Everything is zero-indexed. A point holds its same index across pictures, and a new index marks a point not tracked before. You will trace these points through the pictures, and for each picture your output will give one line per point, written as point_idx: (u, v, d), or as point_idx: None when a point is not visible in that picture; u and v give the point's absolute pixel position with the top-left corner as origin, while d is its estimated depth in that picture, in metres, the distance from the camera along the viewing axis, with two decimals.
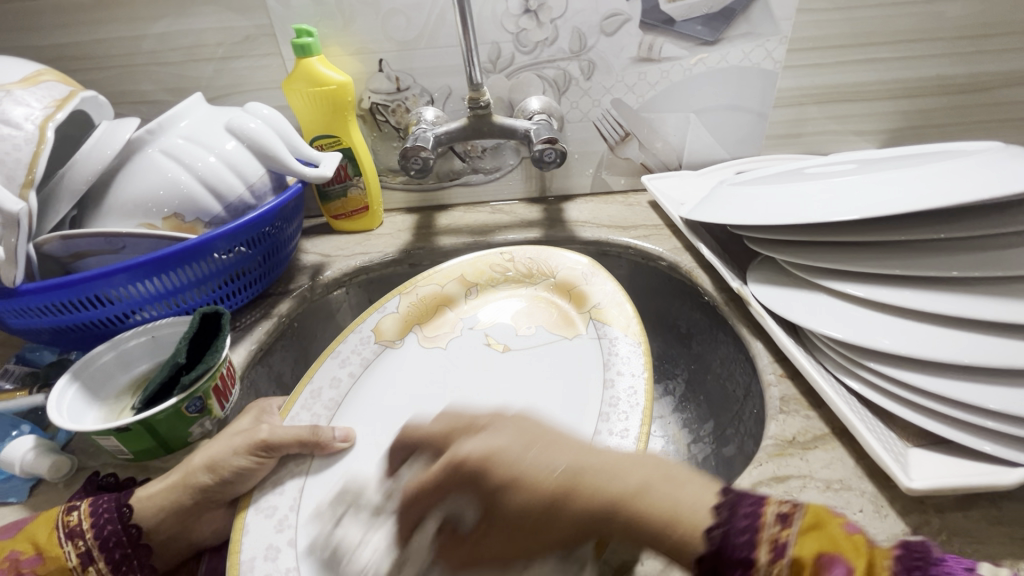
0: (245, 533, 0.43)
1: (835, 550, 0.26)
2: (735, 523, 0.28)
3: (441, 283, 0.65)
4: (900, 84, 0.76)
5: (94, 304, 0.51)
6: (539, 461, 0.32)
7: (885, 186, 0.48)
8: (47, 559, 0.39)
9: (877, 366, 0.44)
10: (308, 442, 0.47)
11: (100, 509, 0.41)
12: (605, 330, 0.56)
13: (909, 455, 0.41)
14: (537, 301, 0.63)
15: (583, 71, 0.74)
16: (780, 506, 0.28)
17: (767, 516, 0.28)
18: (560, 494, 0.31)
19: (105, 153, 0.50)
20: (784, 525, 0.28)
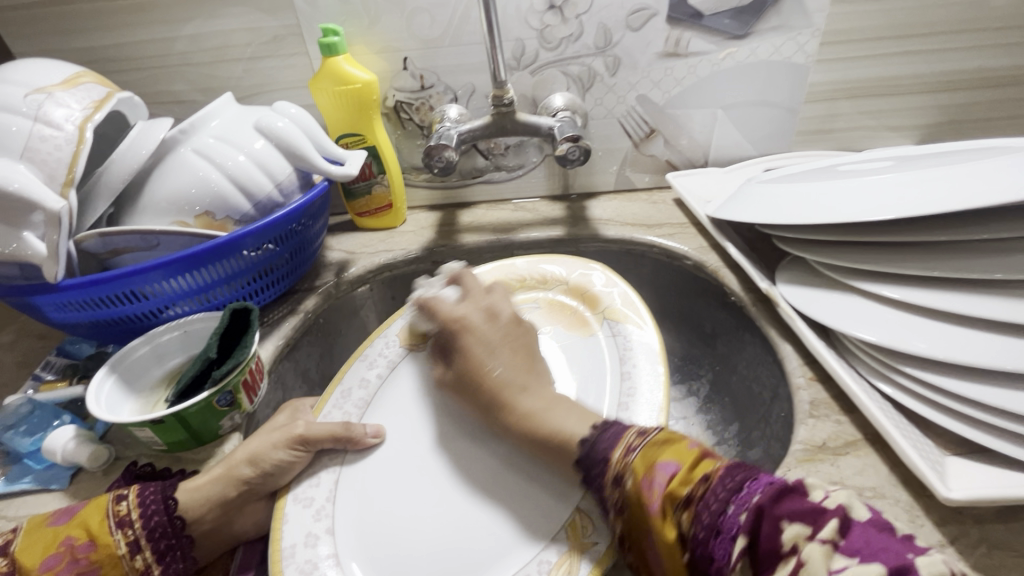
0: (285, 523, 0.44)
1: (667, 457, 0.36)
2: (602, 438, 0.40)
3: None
4: (940, 77, 0.73)
5: (131, 299, 0.53)
6: (494, 360, 0.48)
7: (924, 185, 0.46)
8: (98, 546, 0.40)
9: (914, 371, 0.42)
10: (341, 438, 0.48)
11: (148, 500, 0.42)
12: (619, 328, 0.58)
13: (946, 464, 0.39)
14: (553, 304, 0.64)
15: (608, 67, 0.73)
16: (642, 428, 0.40)
17: (630, 431, 0.40)
18: (508, 380, 0.47)
19: (140, 152, 0.51)
20: (639, 436, 0.39)
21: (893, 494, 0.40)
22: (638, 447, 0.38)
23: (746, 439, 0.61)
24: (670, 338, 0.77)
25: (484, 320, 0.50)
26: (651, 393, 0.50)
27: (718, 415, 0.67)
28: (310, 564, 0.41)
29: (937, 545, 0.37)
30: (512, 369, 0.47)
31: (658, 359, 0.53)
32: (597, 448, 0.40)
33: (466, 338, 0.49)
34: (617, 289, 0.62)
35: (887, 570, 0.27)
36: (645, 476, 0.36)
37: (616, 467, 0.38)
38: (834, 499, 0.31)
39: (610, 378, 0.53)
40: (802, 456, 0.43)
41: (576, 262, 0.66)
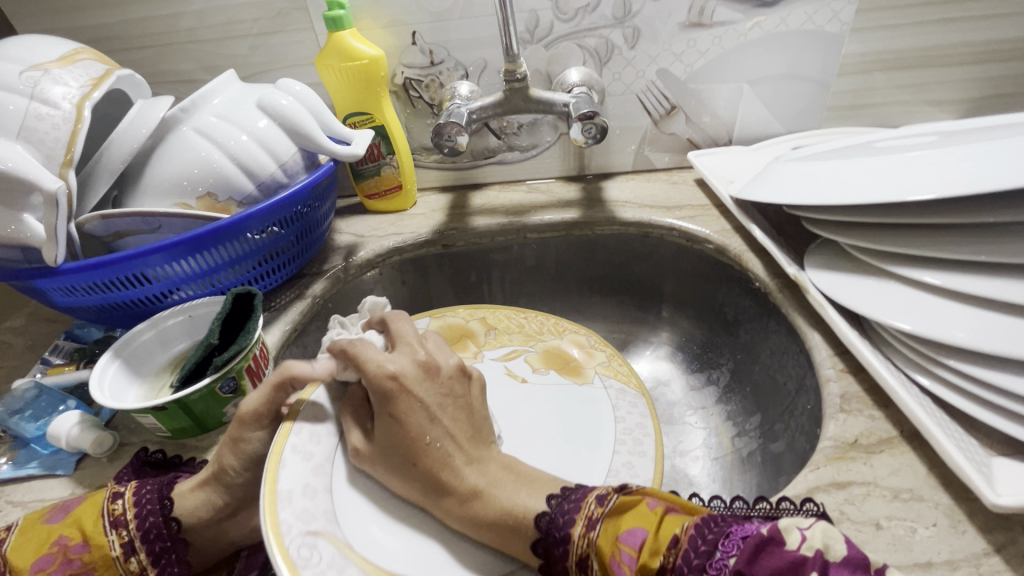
0: (281, 467, 0.41)
1: (630, 525, 0.35)
2: (560, 510, 0.38)
3: (465, 317, 0.65)
4: (988, 46, 0.68)
5: (136, 283, 0.52)
6: (434, 423, 0.42)
7: (973, 161, 0.42)
8: (92, 547, 0.39)
9: (957, 364, 0.39)
10: (281, 385, 0.44)
11: (144, 498, 0.41)
12: (612, 381, 0.57)
13: (992, 465, 0.36)
14: (550, 351, 0.62)
15: (627, 39, 0.69)
16: (601, 492, 0.38)
17: (590, 499, 0.38)
18: (450, 449, 0.42)
19: (140, 132, 0.50)
20: (598, 506, 0.37)
21: (931, 497, 0.37)
22: (599, 521, 0.36)
23: (768, 432, 0.58)
24: (689, 325, 0.74)
25: (422, 377, 0.44)
26: (644, 429, 0.51)
27: (738, 405, 0.64)
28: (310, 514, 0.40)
29: (980, 554, 0.34)
30: (455, 436, 0.43)
31: (647, 412, 0.53)
32: (556, 523, 0.37)
33: (403, 396, 0.42)
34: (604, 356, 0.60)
35: None
36: (612, 557, 0.35)
37: (581, 546, 0.36)
38: (810, 544, 0.30)
39: (608, 420, 0.53)
40: (831, 453, 0.40)
41: (573, 329, 0.63)
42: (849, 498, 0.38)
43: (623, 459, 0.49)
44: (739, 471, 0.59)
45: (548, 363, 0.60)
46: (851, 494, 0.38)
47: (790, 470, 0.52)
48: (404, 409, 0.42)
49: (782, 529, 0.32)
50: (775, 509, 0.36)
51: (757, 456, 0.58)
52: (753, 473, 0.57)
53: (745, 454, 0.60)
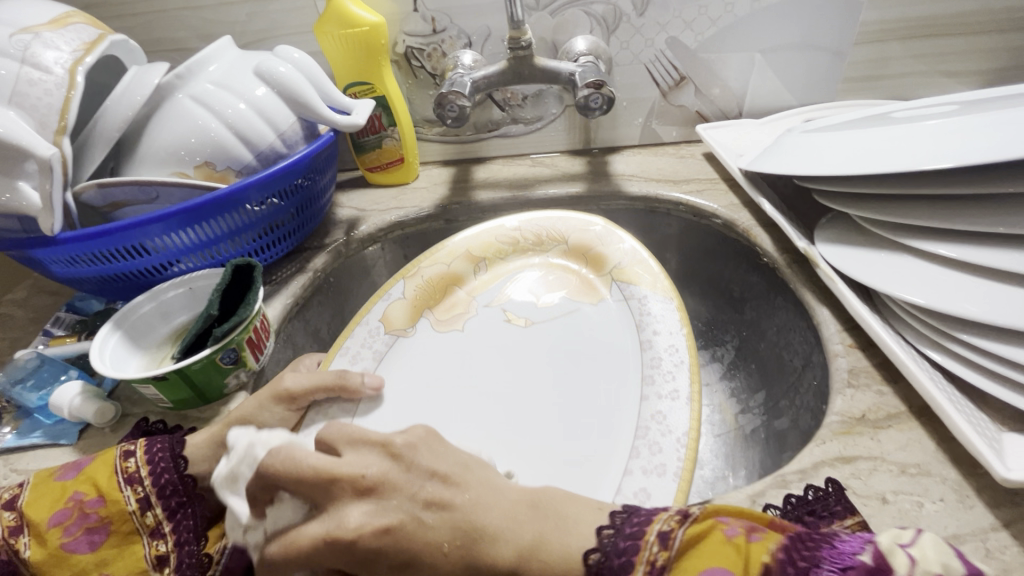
0: None
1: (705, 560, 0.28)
2: (615, 550, 0.30)
3: (449, 262, 0.62)
4: (1012, 13, 0.65)
5: (135, 254, 0.51)
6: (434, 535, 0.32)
7: (995, 128, 0.40)
8: (108, 502, 0.39)
9: (969, 339, 0.38)
10: (334, 388, 0.47)
11: (156, 456, 0.41)
12: (631, 291, 0.55)
13: (1003, 441, 0.35)
14: (552, 269, 0.61)
15: (636, 5, 0.66)
16: (664, 525, 0.30)
17: (649, 536, 0.30)
18: (468, 543, 0.31)
19: (134, 99, 0.49)
20: (662, 547, 0.29)
21: (939, 472, 0.37)
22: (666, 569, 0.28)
23: (772, 409, 0.58)
24: (694, 302, 0.74)
25: (379, 506, 0.34)
26: (675, 354, 0.48)
27: (743, 383, 0.64)
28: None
29: (988, 528, 0.33)
30: (465, 525, 0.32)
31: (678, 320, 0.51)
32: (610, 565, 0.30)
33: (380, 539, 0.32)
34: (624, 246, 0.58)
35: None
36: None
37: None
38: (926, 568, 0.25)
39: (631, 349, 0.50)
40: (838, 429, 0.40)
41: (579, 218, 0.62)
42: (855, 472, 0.37)
43: (652, 408, 0.45)
44: (743, 447, 0.59)
45: (554, 288, 0.59)
46: (857, 469, 0.37)
47: (794, 447, 0.52)
48: (397, 548, 0.32)
49: (885, 551, 0.26)
50: (807, 502, 0.35)
51: (760, 434, 0.58)
52: (757, 449, 0.57)
53: (749, 431, 0.60)
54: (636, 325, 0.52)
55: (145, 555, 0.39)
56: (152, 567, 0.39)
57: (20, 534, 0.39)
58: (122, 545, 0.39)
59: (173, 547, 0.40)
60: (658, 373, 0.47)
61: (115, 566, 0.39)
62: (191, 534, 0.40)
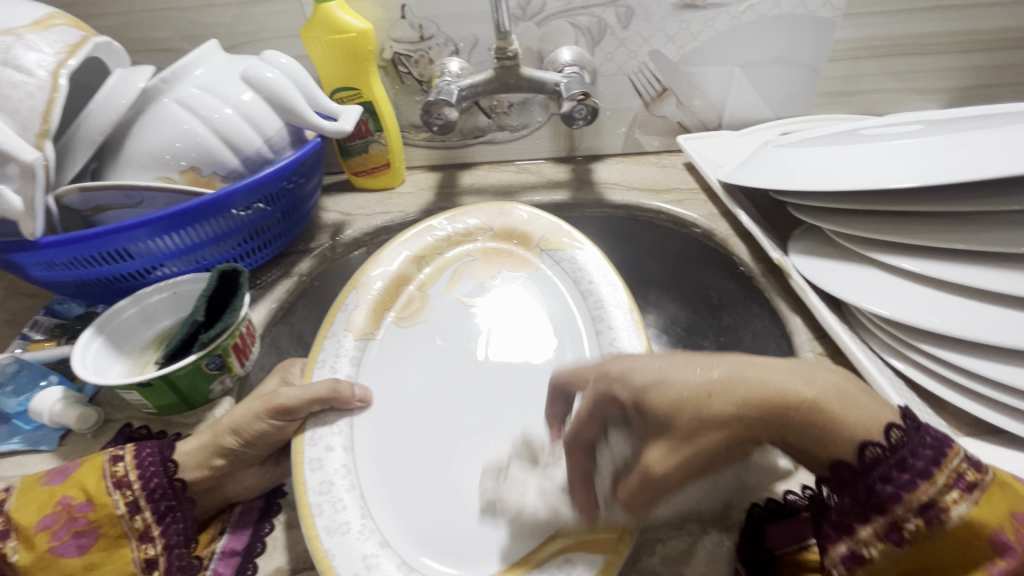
0: (316, 516, 0.40)
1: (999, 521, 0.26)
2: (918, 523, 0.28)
3: (392, 264, 0.60)
4: (974, 36, 0.68)
5: (119, 258, 0.51)
6: (693, 370, 0.33)
7: (956, 150, 0.42)
8: (96, 506, 0.39)
9: (930, 349, 0.40)
10: (328, 400, 0.46)
11: (146, 460, 0.41)
12: (560, 255, 0.60)
13: (958, 445, 0.38)
14: (488, 254, 0.63)
15: (620, 18, 0.68)
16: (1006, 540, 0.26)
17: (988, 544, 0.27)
18: (741, 380, 0.31)
19: (119, 102, 0.48)
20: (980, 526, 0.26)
21: None
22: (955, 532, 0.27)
23: None
24: (675, 308, 0.75)
25: (640, 356, 0.36)
26: (617, 298, 0.54)
27: None
28: (369, 527, 0.41)
29: None
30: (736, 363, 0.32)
31: (609, 267, 0.57)
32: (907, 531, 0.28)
33: (652, 376, 0.34)
34: (544, 220, 0.63)
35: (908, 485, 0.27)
36: (997, 529, 0.25)
37: (943, 494, 0.26)
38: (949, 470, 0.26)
39: (575, 300, 0.57)
40: None
41: (496, 206, 0.65)
42: None
43: (608, 338, 0.52)
44: None
45: (492, 267, 0.62)
46: None
47: None
48: (645, 376, 0.34)
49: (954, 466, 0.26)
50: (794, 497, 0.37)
51: None
52: None
53: None
54: (574, 281, 0.58)
55: (134, 559, 0.40)
56: (141, 571, 0.39)
57: (6, 538, 0.38)
58: (110, 549, 0.40)
59: (163, 549, 0.40)
60: (604, 314, 0.53)
61: (104, 569, 0.39)
62: (180, 536, 0.41)
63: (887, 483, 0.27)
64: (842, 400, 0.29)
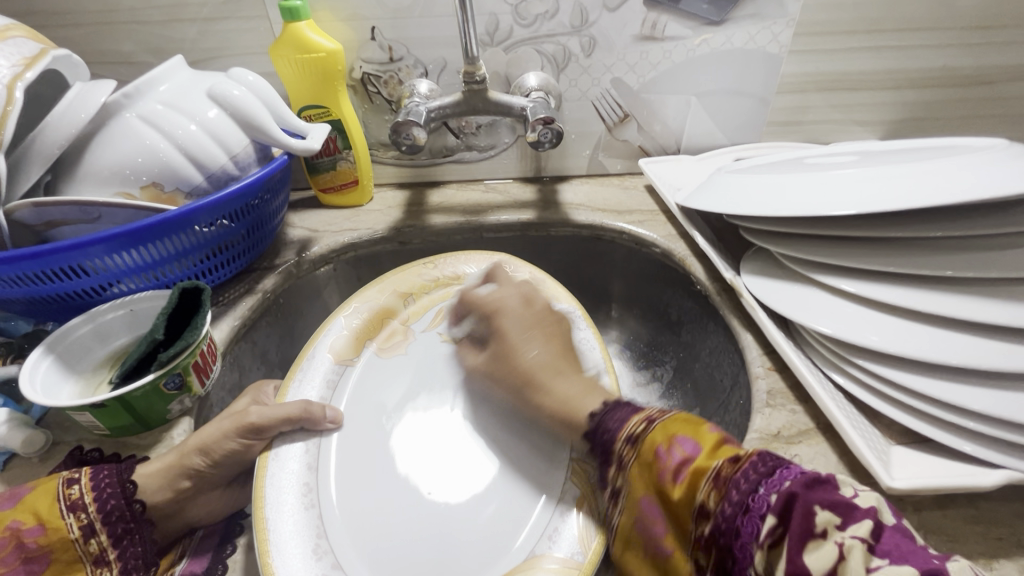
0: (270, 532, 0.41)
1: (687, 433, 0.36)
2: (614, 419, 0.41)
3: (378, 297, 0.62)
4: (905, 74, 0.74)
5: (72, 275, 0.49)
6: (524, 343, 0.50)
7: (885, 183, 0.47)
8: (48, 530, 0.38)
9: (866, 364, 0.43)
10: (299, 420, 0.47)
11: (102, 483, 0.40)
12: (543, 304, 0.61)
13: (891, 453, 0.41)
14: None
15: (584, 47, 0.71)
16: (658, 410, 0.40)
17: (643, 416, 0.40)
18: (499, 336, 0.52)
19: (78, 116, 0.47)
20: (649, 421, 0.39)
21: None
22: (655, 421, 0.38)
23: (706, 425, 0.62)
24: (637, 325, 0.78)
25: (524, 304, 0.55)
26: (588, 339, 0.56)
27: (680, 401, 0.68)
28: (323, 548, 0.41)
29: None
30: (509, 330, 0.52)
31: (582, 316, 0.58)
32: (605, 427, 0.41)
33: (500, 323, 0.53)
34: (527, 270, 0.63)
35: (920, 573, 0.26)
36: (661, 447, 0.36)
37: (633, 429, 0.39)
38: (864, 498, 0.29)
39: None
40: (757, 444, 0.44)
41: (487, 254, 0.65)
42: None
43: None
44: None
45: None
46: None
47: None
48: (501, 326, 0.53)
49: (839, 481, 0.30)
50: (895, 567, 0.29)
51: None
52: None
53: None
54: None
55: None
56: None
57: None
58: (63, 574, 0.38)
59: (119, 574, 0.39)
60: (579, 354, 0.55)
61: None
62: (138, 559, 0.40)
63: (611, 427, 0.41)
64: (506, 350, 0.51)
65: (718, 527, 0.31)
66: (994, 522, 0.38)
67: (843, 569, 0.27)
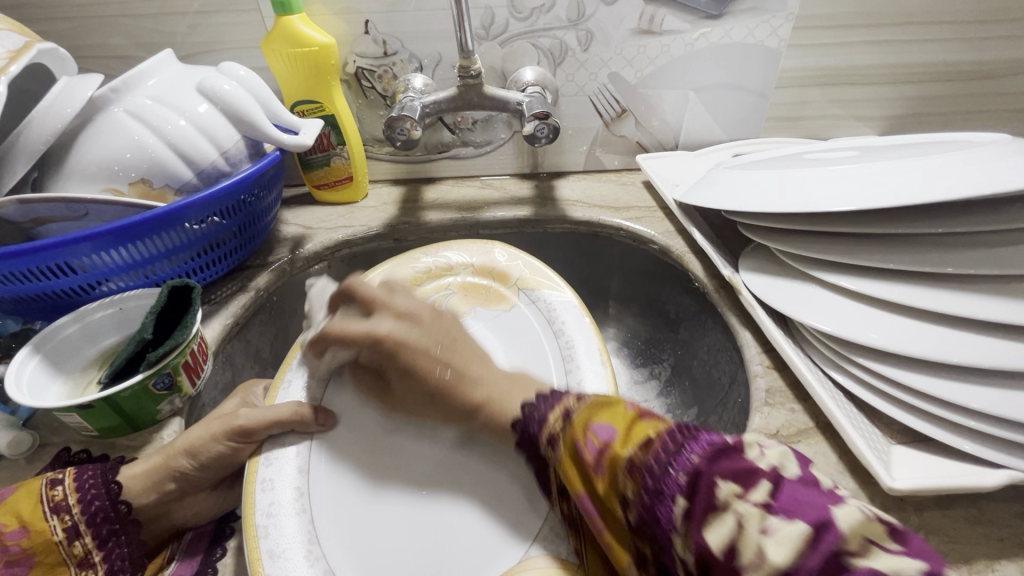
0: (260, 538, 0.40)
1: (604, 419, 0.34)
2: (535, 413, 0.39)
3: None
4: (906, 68, 0.74)
5: (60, 273, 0.48)
6: (434, 359, 0.44)
7: (885, 179, 0.46)
8: (32, 533, 0.37)
9: (866, 362, 0.43)
10: (289, 423, 0.46)
11: (87, 484, 0.40)
12: (538, 295, 0.60)
13: (891, 453, 0.40)
14: (465, 288, 0.62)
15: (580, 41, 0.70)
16: (575, 399, 0.38)
17: (561, 409, 0.38)
18: (394, 359, 0.45)
19: (64, 111, 0.46)
20: (567, 413, 0.37)
21: (839, 482, 0.41)
22: (575, 410, 0.37)
23: (704, 423, 0.61)
24: (635, 322, 0.77)
25: (410, 326, 0.46)
26: (583, 335, 0.54)
27: (678, 399, 0.68)
28: (315, 554, 0.40)
29: None
30: (421, 348, 0.45)
31: (577, 308, 0.57)
32: (531, 424, 0.39)
33: (392, 344, 0.45)
34: (522, 261, 0.63)
35: (811, 529, 0.24)
36: (581, 441, 0.35)
37: (553, 424, 0.38)
38: (767, 459, 0.28)
39: (546, 337, 0.56)
40: None
41: (478, 245, 0.65)
42: None
43: (576, 379, 0.51)
44: None
45: (470, 301, 0.60)
46: None
47: None
48: (398, 352, 0.45)
49: (746, 443, 0.29)
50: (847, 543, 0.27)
51: None
52: None
53: None
54: (545, 321, 0.57)
55: None
56: None
57: None
58: None
59: None
60: (573, 353, 0.53)
61: None
62: (124, 561, 0.39)
63: (533, 426, 0.39)
64: (414, 377, 0.45)
65: (641, 519, 0.30)
66: (995, 523, 0.38)
67: (740, 540, 0.25)
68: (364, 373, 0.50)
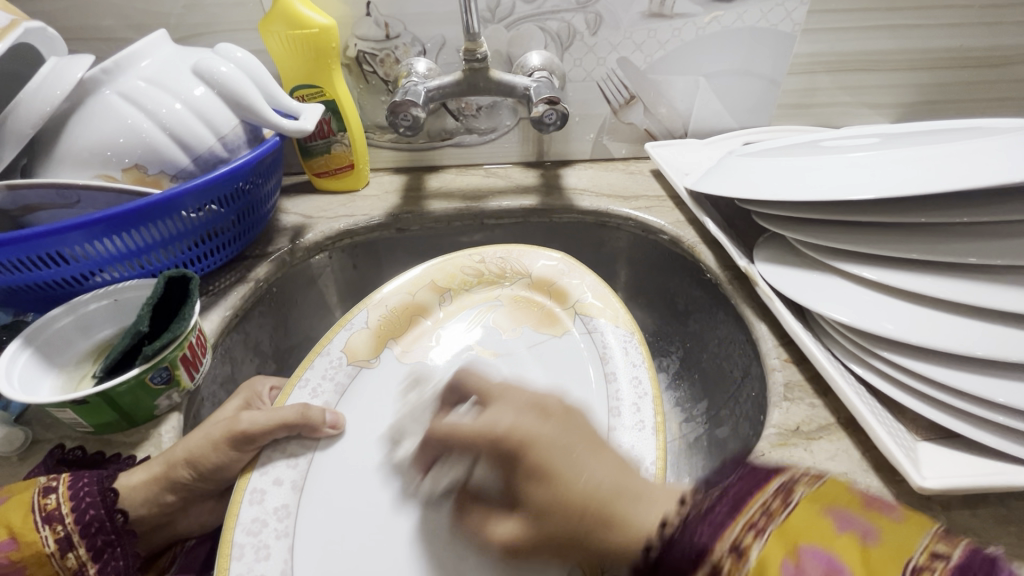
0: (232, 560, 0.38)
1: (824, 546, 0.24)
2: (699, 522, 0.27)
3: (412, 291, 0.60)
4: (921, 54, 0.72)
5: (51, 263, 0.46)
6: (576, 465, 0.31)
7: (907, 165, 0.44)
8: (22, 544, 0.36)
9: (889, 355, 0.41)
10: (295, 426, 0.44)
11: (81, 492, 0.38)
12: (594, 324, 0.54)
13: (918, 450, 0.39)
14: (516, 302, 0.59)
15: (589, 24, 0.68)
16: (764, 503, 0.27)
17: (747, 515, 0.26)
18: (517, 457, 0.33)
19: (53, 93, 0.44)
20: (751, 532, 0.25)
21: (864, 480, 0.40)
22: (760, 527, 0.25)
23: (714, 417, 0.60)
24: (643, 314, 0.76)
25: (541, 420, 0.34)
26: (638, 386, 0.47)
27: (687, 392, 0.67)
28: None
29: None
30: (557, 445, 0.33)
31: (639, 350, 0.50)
32: (688, 534, 0.27)
33: (519, 443, 0.33)
34: (586, 282, 0.58)
35: None
36: (786, 565, 0.23)
37: (736, 539, 0.25)
38: None
39: (595, 380, 0.49)
40: (775, 440, 0.42)
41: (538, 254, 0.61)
42: None
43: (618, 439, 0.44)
44: (688, 455, 0.61)
45: (521, 320, 0.57)
46: None
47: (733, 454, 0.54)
48: (533, 456, 0.32)
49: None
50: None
51: (704, 442, 0.60)
52: (702, 457, 0.59)
53: (692, 439, 0.62)
54: (598, 358, 0.51)
55: None
56: None
57: None
58: None
59: None
60: (625, 407, 0.46)
61: None
62: (120, 574, 0.38)
63: (699, 531, 0.27)
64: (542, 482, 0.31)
65: None
66: None
67: None
68: (483, 504, 0.37)
